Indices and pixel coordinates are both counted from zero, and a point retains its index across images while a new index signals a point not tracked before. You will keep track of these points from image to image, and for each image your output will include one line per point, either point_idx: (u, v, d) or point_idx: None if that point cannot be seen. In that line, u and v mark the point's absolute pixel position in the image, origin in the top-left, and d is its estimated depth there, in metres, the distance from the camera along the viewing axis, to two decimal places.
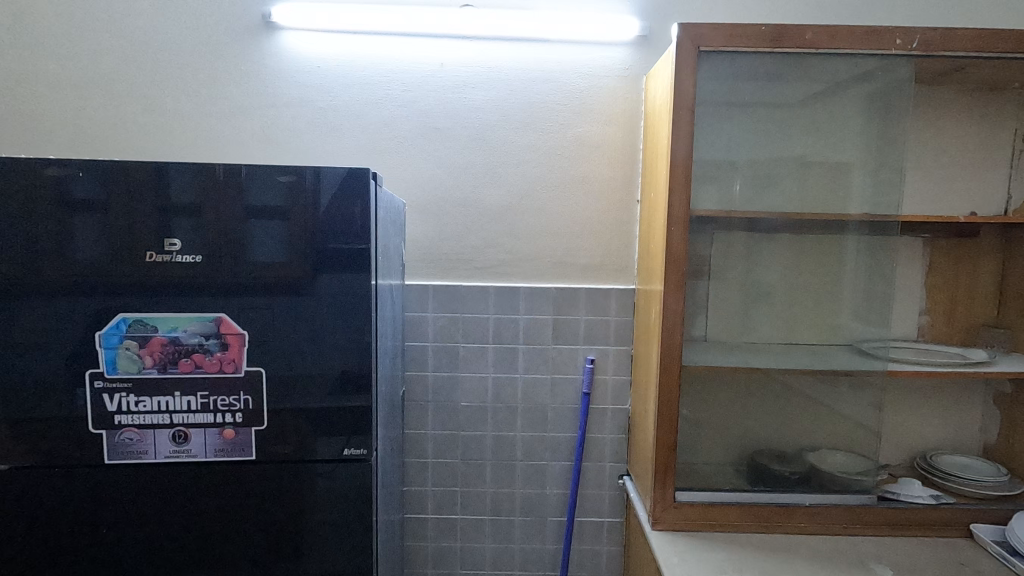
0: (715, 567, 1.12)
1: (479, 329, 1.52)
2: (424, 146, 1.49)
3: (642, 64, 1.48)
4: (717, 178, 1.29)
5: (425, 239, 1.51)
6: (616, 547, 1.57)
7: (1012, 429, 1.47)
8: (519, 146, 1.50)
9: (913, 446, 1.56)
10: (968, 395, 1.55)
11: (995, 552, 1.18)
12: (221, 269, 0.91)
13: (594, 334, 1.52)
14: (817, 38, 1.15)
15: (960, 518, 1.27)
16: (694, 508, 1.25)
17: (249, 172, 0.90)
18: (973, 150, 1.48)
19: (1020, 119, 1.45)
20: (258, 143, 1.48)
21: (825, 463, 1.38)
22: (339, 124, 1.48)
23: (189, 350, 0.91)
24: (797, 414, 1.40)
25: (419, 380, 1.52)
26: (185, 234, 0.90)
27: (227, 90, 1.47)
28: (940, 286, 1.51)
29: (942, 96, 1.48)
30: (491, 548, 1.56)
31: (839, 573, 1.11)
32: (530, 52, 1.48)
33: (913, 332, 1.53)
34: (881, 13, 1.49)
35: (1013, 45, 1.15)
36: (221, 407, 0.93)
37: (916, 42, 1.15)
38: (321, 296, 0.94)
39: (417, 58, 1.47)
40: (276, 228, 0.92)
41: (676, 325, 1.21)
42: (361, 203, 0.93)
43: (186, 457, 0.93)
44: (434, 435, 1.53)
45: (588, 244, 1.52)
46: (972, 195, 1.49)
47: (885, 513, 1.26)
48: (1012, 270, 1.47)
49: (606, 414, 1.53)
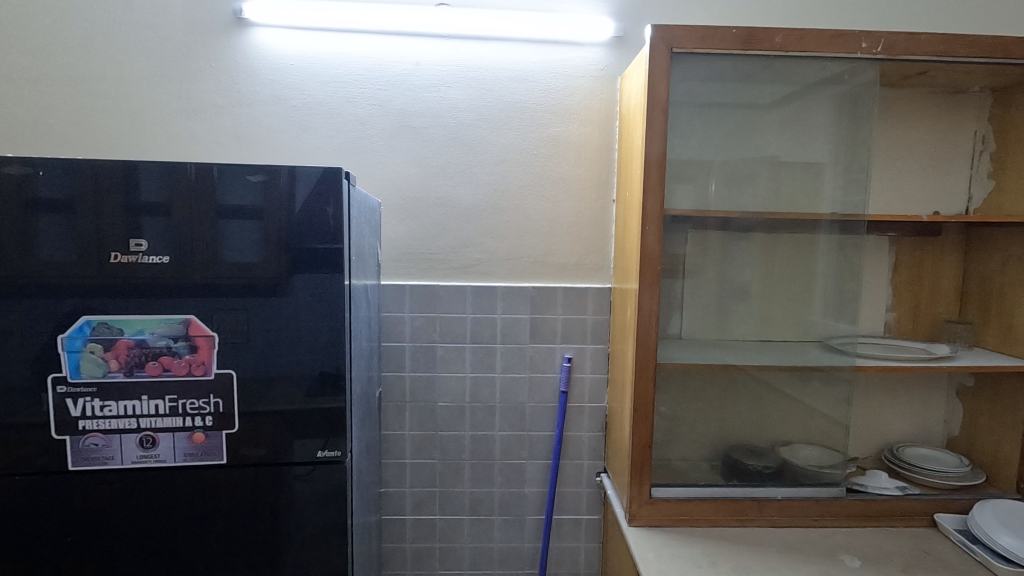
0: (691, 561, 1.14)
1: (456, 329, 1.51)
2: (400, 145, 1.48)
3: (617, 65, 1.49)
4: (691, 178, 1.31)
5: (401, 239, 1.50)
6: (593, 544, 1.58)
7: (973, 422, 1.52)
8: (495, 147, 1.50)
9: (882, 439, 1.61)
10: (934, 389, 1.59)
11: (957, 540, 1.22)
12: (191, 270, 0.89)
13: (571, 333, 1.53)
14: (786, 41, 1.17)
15: (924, 508, 1.31)
16: (669, 503, 1.27)
17: (221, 171, 0.89)
18: (936, 152, 1.53)
19: (981, 122, 1.50)
20: (230, 141, 1.46)
21: (797, 457, 1.40)
22: (313, 122, 1.47)
23: (157, 353, 0.89)
24: (770, 409, 1.43)
25: (396, 380, 1.51)
26: (154, 234, 0.88)
27: (196, 87, 1.44)
28: (906, 283, 1.56)
29: (907, 98, 1.52)
30: (470, 548, 1.56)
31: (809, 564, 1.14)
32: (505, 51, 1.48)
33: (881, 328, 1.57)
34: (849, 17, 1.52)
35: (973, 49, 1.19)
36: (190, 410, 0.91)
37: (881, 46, 1.18)
38: (295, 298, 0.93)
39: (393, 56, 1.46)
40: (250, 228, 0.90)
41: (651, 323, 1.23)
42: (334, 203, 0.92)
43: (154, 462, 0.91)
44: (412, 435, 1.53)
45: (564, 243, 1.52)
46: (935, 195, 1.54)
47: (853, 504, 1.30)
48: (972, 268, 1.52)
49: (584, 413, 1.54)
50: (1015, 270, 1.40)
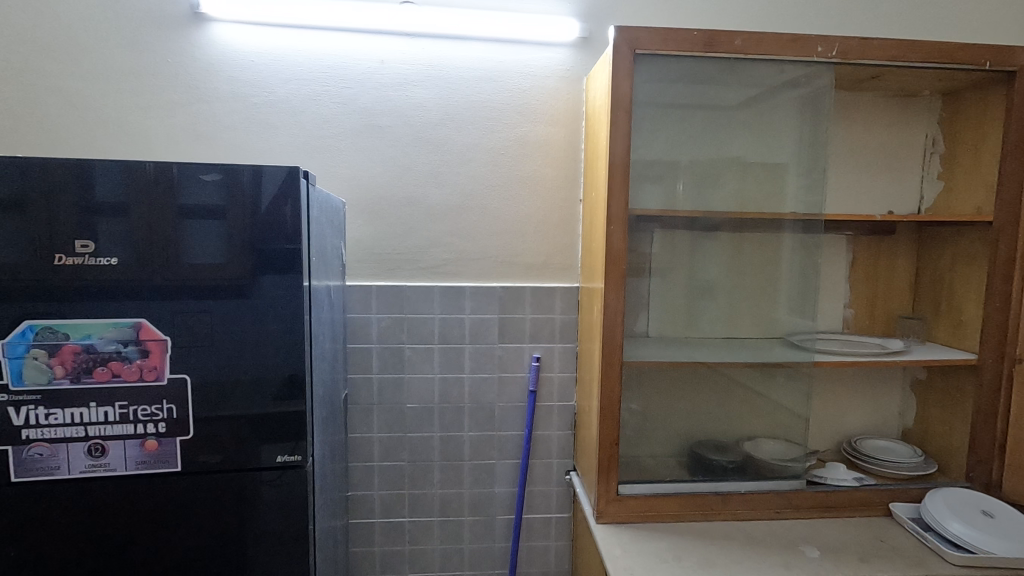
0: (656, 557, 1.16)
1: (424, 329, 1.50)
2: (364, 144, 1.46)
3: (583, 65, 1.50)
4: (656, 178, 1.33)
5: (367, 239, 1.48)
6: (563, 542, 1.58)
7: (927, 414, 1.58)
8: (462, 146, 1.49)
9: (842, 432, 1.65)
10: (891, 383, 1.65)
11: (911, 528, 1.27)
12: (145, 272, 0.86)
13: (540, 332, 1.53)
14: (746, 43, 1.20)
15: (880, 498, 1.35)
16: (637, 500, 1.29)
17: (181, 171, 0.86)
18: (890, 153, 1.58)
19: (931, 124, 1.56)
20: (189, 140, 1.42)
21: (760, 451, 1.43)
22: (275, 120, 1.44)
23: (106, 358, 0.86)
24: (735, 405, 1.46)
25: (364, 383, 1.49)
26: (107, 235, 0.85)
27: (153, 83, 1.40)
28: (863, 281, 1.60)
29: (863, 101, 1.56)
30: (440, 549, 1.55)
31: (770, 556, 1.17)
32: (471, 51, 1.47)
33: (840, 325, 1.62)
34: (808, 21, 1.56)
35: (921, 55, 1.23)
36: (142, 417, 0.88)
37: (836, 50, 1.22)
38: (255, 300, 0.91)
39: (357, 54, 1.44)
40: (212, 228, 0.88)
41: (617, 322, 1.24)
42: (293, 203, 0.90)
43: (103, 471, 0.88)
44: (380, 437, 1.51)
45: (532, 243, 1.53)
46: (890, 195, 1.59)
47: (814, 496, 1.33)
48: (925, 265, 1.58)
49: (553, 412, 1.55)
50: (963, 268, 1.45)
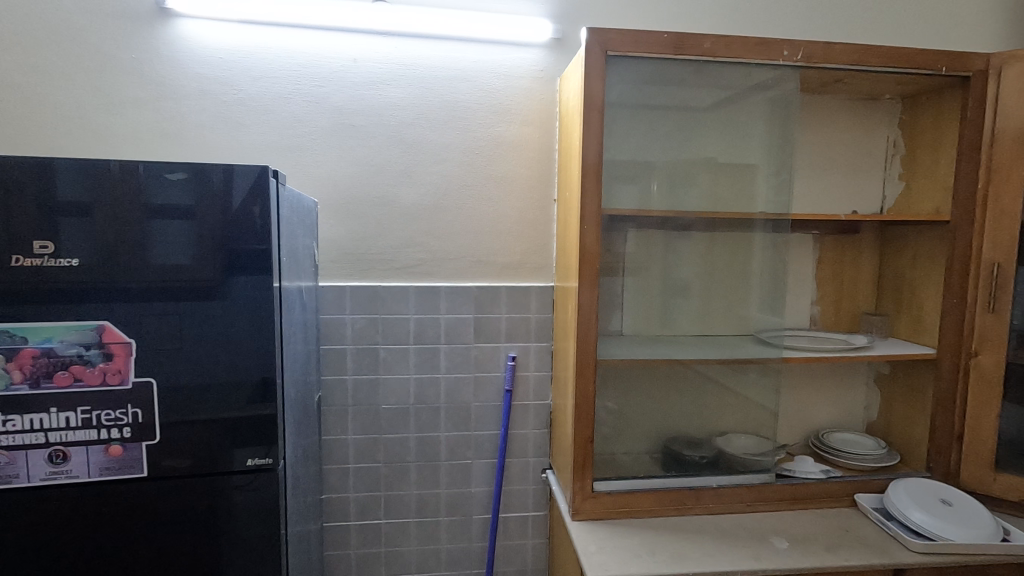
0: (631, 552, 1.17)
1: (399, 330, 1.49)
2: (337, 143, 1.45)
3: (556, 66, 1.51)
4: (629, 178, 1.34)
5: (340, 240, 1.47)
6: (540, 540, 1.59)
7: (890, 407, 1.63)
8: (436, 146, 1.49)
9: (810, 426, 1.70)
10: (856, 378, 1.70)
11: (875, 518, 1.31)
12: (109, 273, 0.84)
13: (515, 332, 1.54)
14: (714, 47, 1.22)
15: (846, 490, 1.40)
16: (611, 496, 1.30)
17: (147, 169, 0.84)
18: (854, 154, 1.62)
19: (892, 127, 1.61)
20: (156, 138, 1.39)
21: (731, 446, 1.46)
22: (245, 119, 1.41)
23: (67, 362, 0.84)
24: (708, 402, 1.48)
25: (338, 385, 1.48)
26: (69, 235, 0.83)
27: (117, 79, 1.36)
28: (829, 279, 1.65)
29: (828, 104, 1.61)
30: (417, 551, 1.55)
31: (740, 548, 1.19)
32: (445, 50, 1.47)
33: (807, 321, 1.66)
34: (775, 25, 1.60)
35: (882, 59, 1.28)
36: (106, 422, 0.86)
37: (800, 54, 1.26)
38: (226, 302, 0.89)
39: (330, 52, 1.43)
40: (180, 229, 0.86)
41: (591, 320, 1.25)
42: (262, 203, 0.89)
43: (64, 479, 0.85)
44: (355, 439, 1.50)
45: (507, 243, 1.53)
46: (854, 196, 1.64)
47: (783, 489, 1.37)
48: (887, 263, 1.63)
49: (529, 411, 1.56)
50: (922, 266, 1.51)
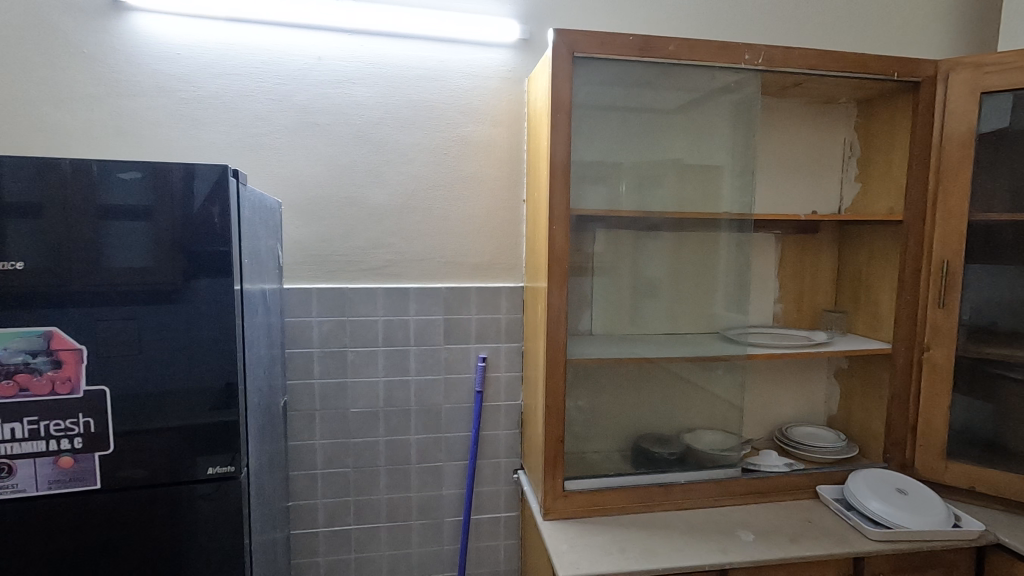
0: (602, 549, 1.18)
1: (368, 333, 1.47)
2: (302, 142, 1.42)
3: (523, 67, 1.52)
4: (597, 179, 1.36)
5: (306, 241, 1.44)
6: (512, 541, 1.59)
7: (849, 401, 1.69)
8: (404, 145, 1.47)
9: (774, 421, 1.74)
10: (817, 373, 1.75)
11: (836, 508, 1.35)
12: (59, 276, 0.81)
13: (485, 332, 1.54)
14: (678, 49, 1.25)
15: (809, 482, 1.44)
16: (582, 494, 1.31)
17: (101, 169, 0.81)
18: (813, 156, 1.68)
19: (848, 130, 1.67)
20: (109, 136, 1.33)
21: (700, 442, 1.49)
22: (205, 117, 1.37)
23: (11, 370, 0.79)
24: (676, 399, 1.51)
25: (305, 389, 1.45)
26: (15, 237, 0.79)
27: (66, 74, 1.30)
28: (790, 277, 1.70)
29: (788, 107, 1.65)
30: (388, 556, 1.53)
31: (708, 542, 1.22)
32: (412, 49, 1.46)
33: (771, 319, 1.70)
34: (736, 29, 1.64)
35: (838, 64, 1.32)
36: (55, 433, 0.82)
37: (761, 58, 1.29)
38: (186, 306, 0.86)
39: (293, 49, 1.40)
40: (137, 230, 0.83)
41: (561, 319, 1.26)
42: (222, 203, 0.86)
43: (11, 493, 0.81)
44: (323, 444, 1.47)
45: (476, 243, 1.53)
46: (814, 196, 1.69)
47: (748, 483, 1.40)
48: (845, 261, 1.68)
49: (500, 411, 1.56)
50: (877, 264, 1.56)
